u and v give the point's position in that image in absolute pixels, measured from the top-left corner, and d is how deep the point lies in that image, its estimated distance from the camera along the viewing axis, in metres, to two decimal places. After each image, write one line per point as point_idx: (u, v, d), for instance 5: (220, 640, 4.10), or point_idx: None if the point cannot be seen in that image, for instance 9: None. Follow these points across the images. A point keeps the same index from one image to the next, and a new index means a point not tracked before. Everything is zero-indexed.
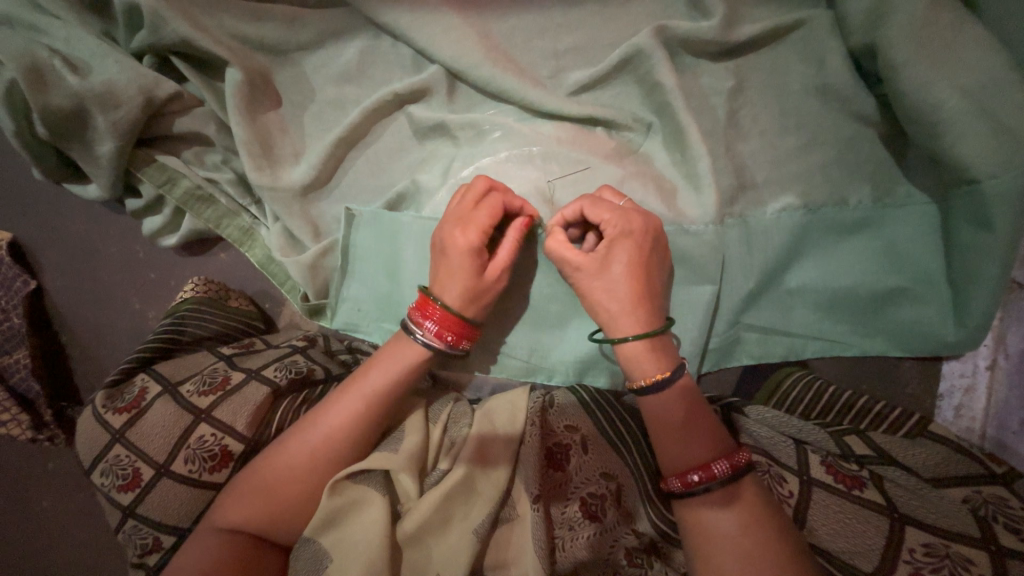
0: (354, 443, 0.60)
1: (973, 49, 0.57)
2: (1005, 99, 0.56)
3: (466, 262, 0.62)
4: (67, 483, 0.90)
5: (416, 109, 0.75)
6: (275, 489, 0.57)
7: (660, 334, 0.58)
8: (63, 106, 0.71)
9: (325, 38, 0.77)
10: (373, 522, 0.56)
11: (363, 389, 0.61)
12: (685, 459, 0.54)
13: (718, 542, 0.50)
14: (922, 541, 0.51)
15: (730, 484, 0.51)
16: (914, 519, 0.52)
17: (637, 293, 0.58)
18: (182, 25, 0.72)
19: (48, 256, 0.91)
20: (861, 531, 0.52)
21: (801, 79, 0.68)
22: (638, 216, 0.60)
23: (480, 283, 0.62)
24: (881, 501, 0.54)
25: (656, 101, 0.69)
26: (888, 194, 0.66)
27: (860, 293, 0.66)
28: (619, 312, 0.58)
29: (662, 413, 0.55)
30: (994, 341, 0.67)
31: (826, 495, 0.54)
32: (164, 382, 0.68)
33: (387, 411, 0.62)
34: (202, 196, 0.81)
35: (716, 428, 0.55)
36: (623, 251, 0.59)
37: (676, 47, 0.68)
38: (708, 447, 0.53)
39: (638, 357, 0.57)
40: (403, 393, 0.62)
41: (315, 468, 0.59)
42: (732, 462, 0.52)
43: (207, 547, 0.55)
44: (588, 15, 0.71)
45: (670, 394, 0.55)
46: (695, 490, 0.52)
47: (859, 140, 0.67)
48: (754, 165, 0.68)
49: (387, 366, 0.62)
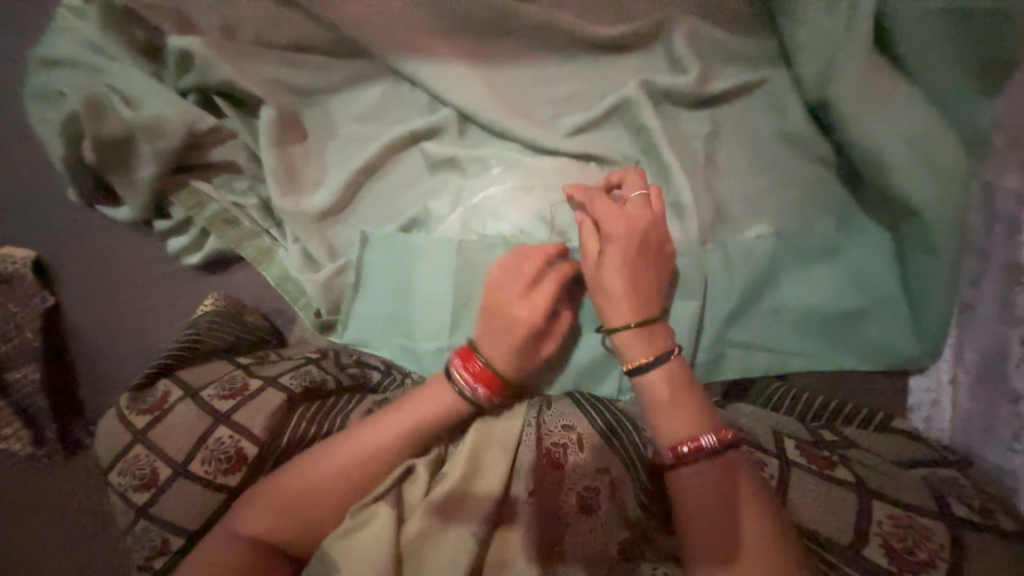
0: (376, 469, 0.65)
1: (907, 103, 0.68)
2: (936, 146, 0.66)
3: (502, 314, 0.68)
4: (72, 493, 0.92)
5: (430, 145, 0.84)
6: (299, 503, 0.62)
7: (651, 320, 0.65)
8: (115, 135, 0.80)
9: (350, 83, 0.87)
10: (383, 527, 0.60)
11: (393, 421, 0.67)
12: (676, 433, 0.60)
13: (707, 508, 0.57)
14: (888, 513, 0.56)
15: (718, 456, 0.58)
16: (881, 494, 0.57)
17: (632, 282, 0.65)
18: (228, 70, 0.81)
19: (70, 275, 0.98)
20: (836, 509, 0.57)
21: (769, 126, 0.78)
22: (634, 217, 0.67)
23: (516, 334, 0.68)
24: (851, 479, 0.59)
25: (643, 141, 0.79)
26: (850, 224, 0.75)
27: (830, 312, 0.73)
28: (614, 300, 0.65)
29: (651, 389, 0.62)
30: (954, 357, 0.73)
31: (804, 476, 0.59)
32: (185, 387, 0.73)
33: (414, 441, 0.66)
34: (229, 219, 0.87)
35: (703, 407, 0.61)
36: (618, 243, 0.66)
37: (661, 96, 0.79)
38: (693, 422, 0.60)
39: (629, 342, 0.64)
40: (432, 428, 0.67)
41: (340, 488, 0.63)
42: (720, 436, 0.59)
43: (227, 554, 0.59)
44: (583, 69, 0.82)
45: (659, 372, 0.62)
46: (687, 460, 0.58)
47: (820, 178, 0.76)
48: (731, 198, 0.77)
49: (418, 404, 0.68)
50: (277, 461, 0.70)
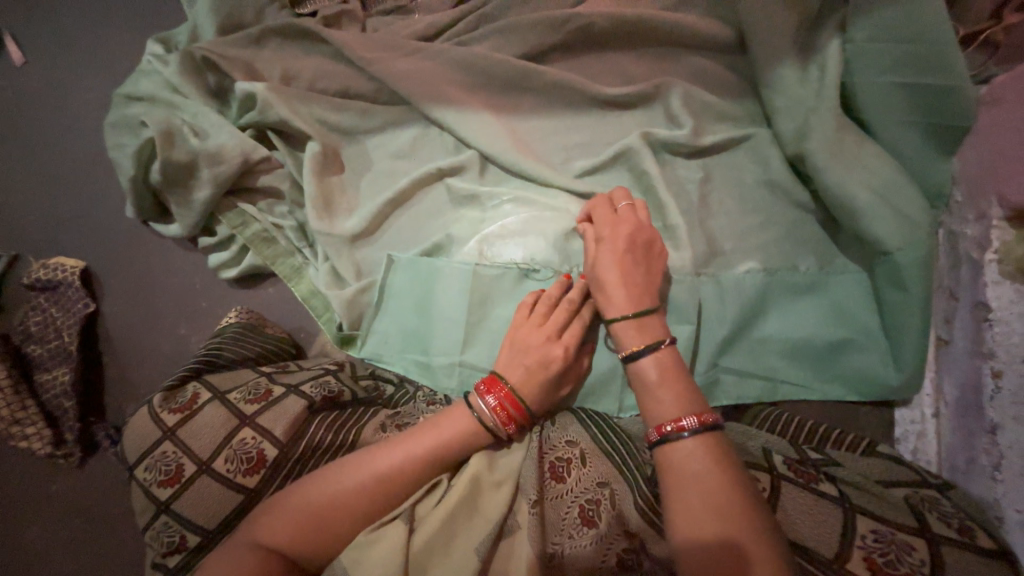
0: (392, 492, 0.68)
1: (874, 159, 0.78)
2: (899, 197, 0.76)
3: (533, 346, 0.75)
4: (90, 493, 0.96)
5: (454, 181, 0.94)
6: (321, 518, 0.65)
7: (644, 312, 0.73)
8: (180, 160, 0.91)
9: (387, 125, 0.99)
10: (396, 535, 0.64)
11: (416, 446, 0.70)
12: (662, 414, 0.67)
13: (691, 492, 0.60)
14: (871, 528, 0.59)
15: (700, 434, 0.63)
16: (863, 509, 0.61)
17: (626, 278, 0.75)
18: (284, 110, 0.94)
19: (113, 285, 1.06)
20: (821, 521, 0.60)
21: (754, 176, 0.88)
22: (626, 220, 0.78)
23: (543, 367, 0.74)
24: (834, 493, 0.63)
25: (644, 184, 0.89)
26: (830, 264, 0.82)
27: (816, 343, 0.79)
28: (610, 292, 0.74)
29: (643, 373, 0.70)
30: (934, 392, 0.77)
31: (792, 489, 0.63)
32: (214, 390, 0.78)
33: (433, 467, 0.70)
34: (267, 238, 0.97)
35: (688, 392, 0.68)
36: (613, 243, 0.77)
37: (659, 146, 0.90)
38: (680, 406, 0.66)
39: (623, 331, 0.73)
40: (451, 455, 0.71)
41: (361, 506, 0.66)
42: (700, 417, 0.64)
43: (245, 562, 0.61)
44: (592, 122, 0.94)
45: (649, 357, 0.70)
46: (670, 437, 0.64)
47: (802, 222, 0.85)
48: (722, 236, 0.85)
49: (439, 431, 0.71)
50: (294, 466, 0.74)
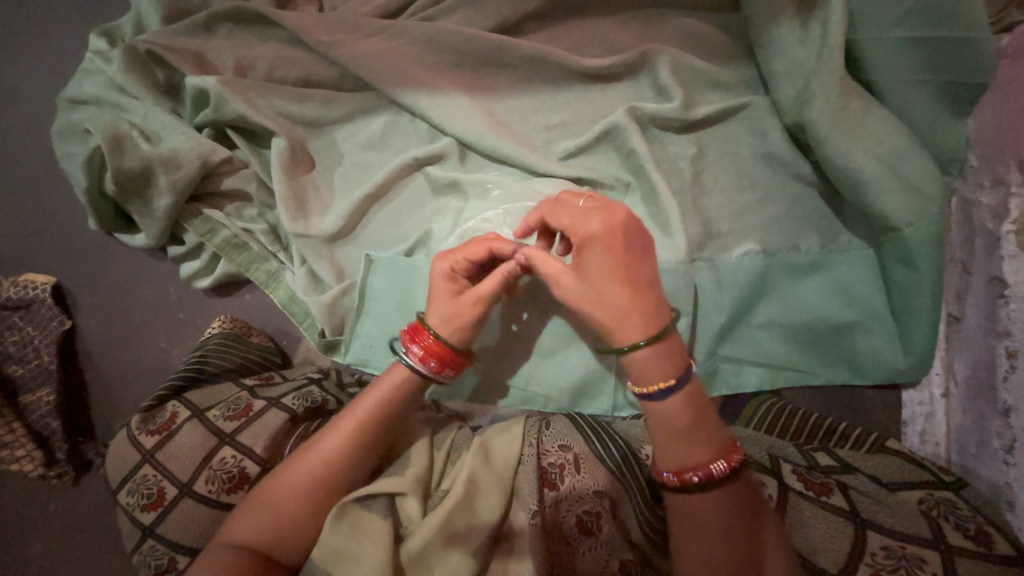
0: (334, 470, 0.66)
1: (883, 125, 0.71)
2: (909, 166, 0.70)
3: (443, 290, 0.70)
4: (89, 512, 0.95)
5: (433, 170, 0.88)
6: (273, 504, 0.64)
7: (664, 336, 0.61)
8: (134, 168, 0.85)
9: (355, 114, 0.92)
10: (379, 545, 0.61)
11: (355, 413, 0.68)
12: (685, 459, 0.59)
13: (700, 529, 0.57)
14: (881, 544, 0.57)
15: (726, 483, 0.57)
16: (876, 524, 0.59)
17: (624, 290, 0.61)
18: (240, 105, 0.87)
19: (86, 300, 1.03)
20: (829, 535, 0.59)
21: (751, 149, 0.81)
22: (599, 213, 0.62)
23: (453, 304, 0.70)
24: (846, 507, 0.61)
25: (633, 164, 0.82)
26: (834, 241, 0.77)
27: (819, 327, 0.75)
28: (620, 319, 0.61)
29: (667, 415, 0.60)
30: (945, 371, 0.74)
31: (801, 501, 0.61)
32: (193, 408, 0.75)
33: (374, 430, 0.68)
34: (238, 244, 0.92)
35: (715, 429, 0.60)
36: (594, 255, 0.61)
37: (647, 122, 0.83)
38: (704, 449, 0.58)
39: (645, 365, 0.60)
40: (390, 416, 0.69)
41: (310, 485, 0.65)
42: (729, 462, 0.58)
43: (217, 562, 0.60)
44: (574, 98, 0.87)
45: (677, 398, 0.59)
46: (692, 488, 0.58)
47: (804, 196, 0.79)
48: (718, 217, 0.80)
49: (376, 394, 0.69)
50: None
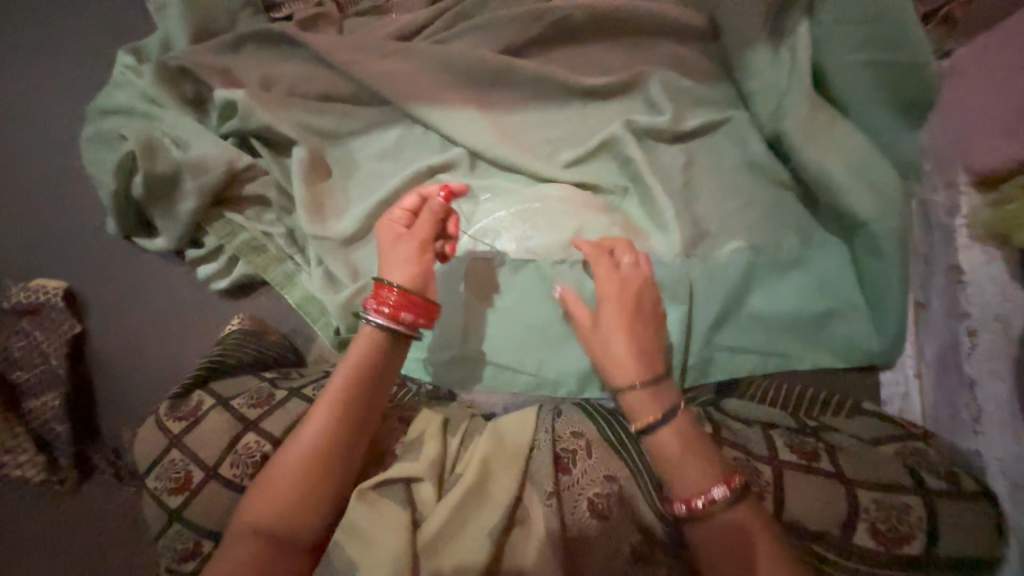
0: (325, 442, 0.67)
1: (846, 136, 0.81)
2: (871, 171, 0.80)
3: (386, 249, 0.78)
4: (93, 517, 0.94)
5: (445, 178, 0.94)
6: (274, 484, 0.65)
7: (658, 379, 0.71)
8: (165, 172, 0.91)
9: (371, 126, 0.99)
10: (400, 522, 0.66)
11: (333, 385, 0.70)
12: (689, 487, 0.64)
13: (711, 535, 0.63)
14: (873, 498, 0.64)
15: (732, 505, 0.62)
16: (861, 481, 0.65)
17: (633, 342, 0.73)
18: (265, 116, 0.93)
19: (97, 304, 1.04)
20: (819, 497, 0.64)
21: (734, 157, 0.90)
22: (630, 280, 0.77)
23: (397, 256, 0.77)
24: (831, 468, 0.66)
25: (630, 171, 0.90)
26: (811, 238, 0.86)
27: (802, 316, 0.82)
28: (624, 365, 0.72)
29: (664, 446, 0.67)
30: (916, 352, 0.81)
31: (792, 475, 0.67)
32: (218, 396, 0.78)
33: (354, 398, 0.70)
34: (257, 246, 0.96)
35: (710, 456, 0.66)
36: (613, 309, 0.75)
37: (642, 133, 0.91)
38: (704, 475, 0.64)
39: (640, 403, 0.69)
40: (367, 382, 0.71)
41: (305, 460, 0.66)
42: (730, 485, 0.63)
43: (240, 549, 0.62)
44: (574, 112, 0.95)
45: (671, 429, 0.67)
46: (700, 513, 0.63)
47: (783, 199, 0.88)
48: (708, 218, 0.87)
49: (349, 363, 0.71)
50: None
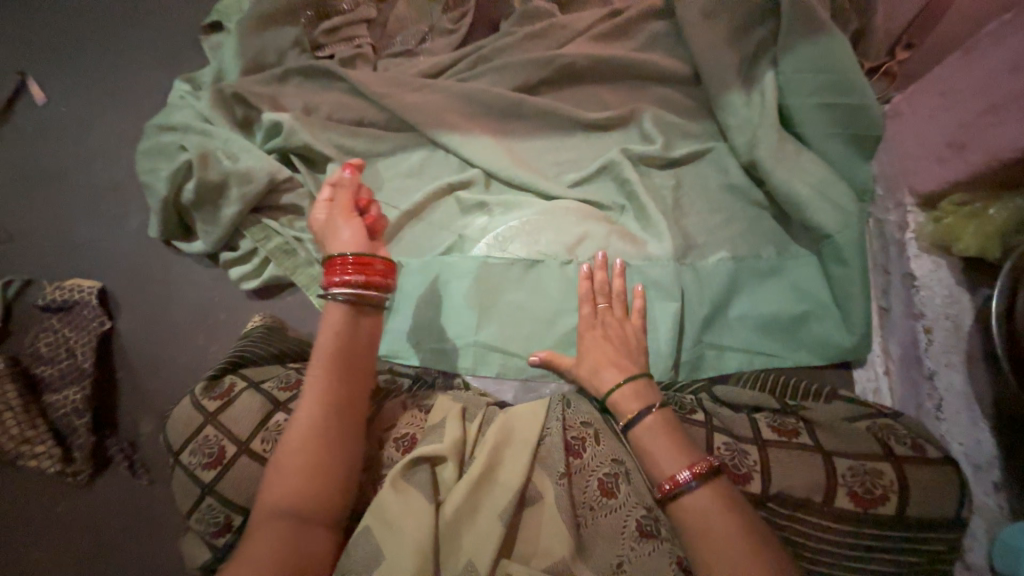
0: (323, 406, 0.71)
1: (811, 164, 0.95)
2: (834, 193, 0.93)
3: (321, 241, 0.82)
4: (107, 506, 0.96)
5: (463, 194, 1.06)
6: (288, 458, 0.68)
7: (638, 381, 0.77)
8: (213, 180, 1.01)
9: (398, 148, 1.11)
10: (424, 510, 0.70)
11: (317, 356, 0.75)
12: (670, 467, 0.68)
13: (698, 515, 0.65)
14: (848, 466, 0.71)
15: (710, 478, 0.66)
16: (838, 452, 0.72)
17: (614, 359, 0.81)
18: (307, 136, 1.05)
19: (128, 302, 1.11)
20: (805, 470, 0.71)
21: (717, 182, 1.04)
22: (608, 314, 0.88)
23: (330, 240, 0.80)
24: (812, 443, 0.73)
25: (626, 190, 1.03)
26: (787, 251, 0.97)
27: (782, 317, 0.92)
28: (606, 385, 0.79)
29: (645, 434, 0.72)
30: (884, 353, 0.91)
31: (778, 449, 0.73)
32: (249, 380, 0.84)
33: (340, 363, 0.74)
34: (288, 250, 1.05)
35: (687, 443, 0.70)
36: (593, 337, 0.84)
37: (637, 160, 1.05)
38: (684, 457, 0.68)
39: (623, 400, 0.76)
40: (347, 346, 0.76)
41: (309, 427, 0.70)
42: (709, 463, 0.67)
43: (271, 528, 0.63)
44: (578, 141, 1.10)
45: (653, 419, 0.73)
46: (681, 492, 0.66)
47: (761, 217, 1.01)
48: (695, 232, 0.99)
49: (328, 333, 0.76)
50: None
